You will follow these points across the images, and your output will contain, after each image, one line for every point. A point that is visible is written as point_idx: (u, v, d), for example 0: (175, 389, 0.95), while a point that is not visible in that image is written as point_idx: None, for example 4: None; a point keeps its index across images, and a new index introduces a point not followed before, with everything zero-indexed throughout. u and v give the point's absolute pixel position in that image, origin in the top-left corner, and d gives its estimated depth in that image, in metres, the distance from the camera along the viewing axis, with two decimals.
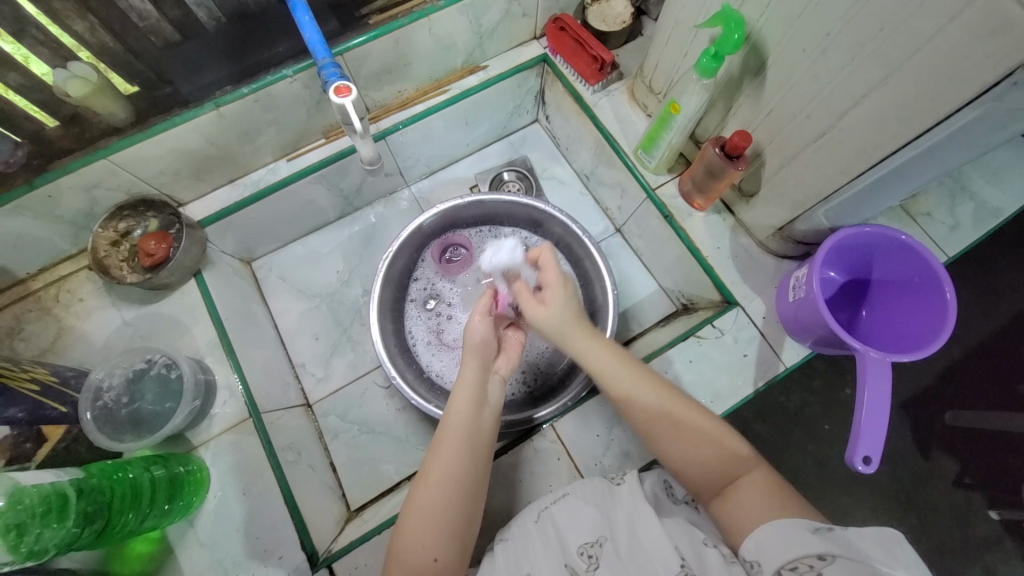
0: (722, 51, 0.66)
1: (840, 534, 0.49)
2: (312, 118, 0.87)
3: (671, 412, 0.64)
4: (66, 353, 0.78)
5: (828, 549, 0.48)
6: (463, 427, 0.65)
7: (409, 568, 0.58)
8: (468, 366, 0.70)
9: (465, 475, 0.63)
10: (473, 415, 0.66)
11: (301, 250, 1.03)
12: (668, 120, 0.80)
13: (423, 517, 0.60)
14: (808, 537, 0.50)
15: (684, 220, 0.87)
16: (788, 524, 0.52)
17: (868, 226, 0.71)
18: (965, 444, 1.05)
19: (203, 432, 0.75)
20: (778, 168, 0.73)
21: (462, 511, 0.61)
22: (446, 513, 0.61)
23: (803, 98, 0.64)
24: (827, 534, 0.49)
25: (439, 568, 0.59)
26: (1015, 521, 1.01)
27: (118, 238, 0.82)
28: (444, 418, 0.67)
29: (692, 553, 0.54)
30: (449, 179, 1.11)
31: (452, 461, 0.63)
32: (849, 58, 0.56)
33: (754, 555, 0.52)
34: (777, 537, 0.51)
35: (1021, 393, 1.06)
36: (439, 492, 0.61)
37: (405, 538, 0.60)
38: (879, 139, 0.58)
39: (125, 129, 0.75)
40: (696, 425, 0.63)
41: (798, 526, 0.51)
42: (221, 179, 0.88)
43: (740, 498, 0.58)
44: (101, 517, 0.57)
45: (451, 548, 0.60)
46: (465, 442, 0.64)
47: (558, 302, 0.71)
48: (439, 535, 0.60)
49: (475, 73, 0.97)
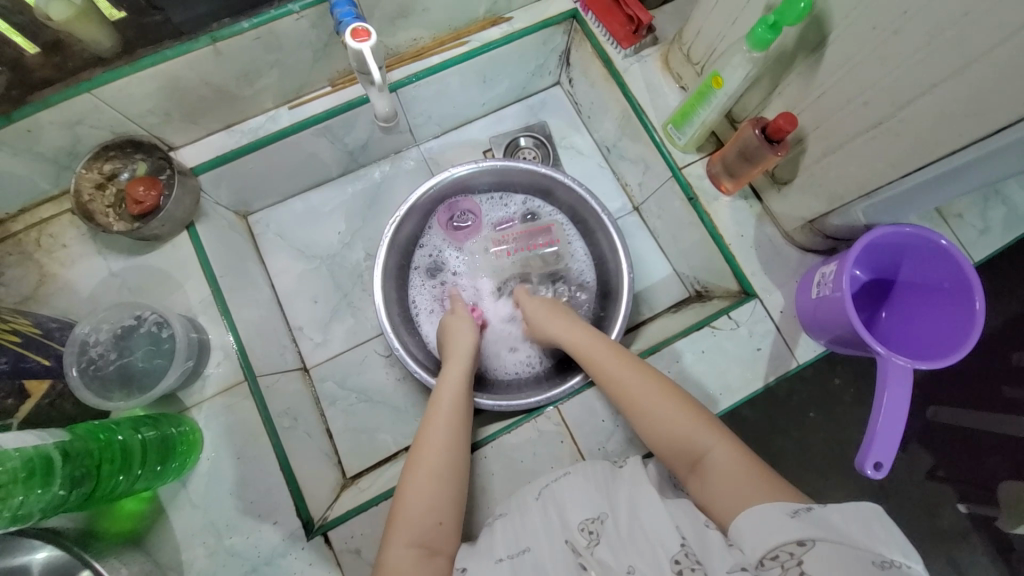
0: (782, 21, 0.60)
1: (819, 515, 0.48)
2: (319, 62, 0.79)
3: (640, 387, 0.67)
4: (50, 302, 0.74)
5: (809, 534, 0.47)
6: (452, 408, 0.69)
7: (415, 536, 0.59)
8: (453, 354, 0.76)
9: (459, 449, 0.66)
10: (461, 395, 0.71)
11: (301, 207, 0.97)
12: (706, 95, 0.74)
13: (417, 502, 0.61)
14: (788, 522, 0.49)
15: (709, 204, 0.82)
16: (764, 507, 0.51)
17: (907, 226, 0.68)
18: (947, 442, 1.06)
19: (196, 393, 0.73)
20: (820, 157, 0.69)
21: (455, 492, 0.63)
22: (448, 482, 0.63)
23: (863, 82, 0.59)
24: (806, 517, 0.48)
25: (444, 533, 0.61)
26: (986, 518, 1.03)
27: (103, 180, 0.75)
28: (434, 400, 0.70)
29: (692, 533, 0.52)
30: (460, 140, 1.04)
31: (447, 434, 0.66)
32: (924, 41, 0.51)
33: (737, 533, 0.51)
34: (755, 518, 0.51)
35: (1003, 396, 1.06)
36: (438, 462, 0.64)
37: (407, 507, 0.61)
38: (941, 135, 0.53)
39: (109, 60, 0.67)
40: (665, 399, 0.65)
41: (777, 509, 0.50)
42: (216, 124, 0.81)
43: (711, 474, 0.58)
44: (89, 481, 0.54)
45: (453, 513, 0.62)
46: (450, 429, 0.67)
47: (538, 313, 0.83)
48: (439, 502, 0.62)
49: (497, 25, 0.89)
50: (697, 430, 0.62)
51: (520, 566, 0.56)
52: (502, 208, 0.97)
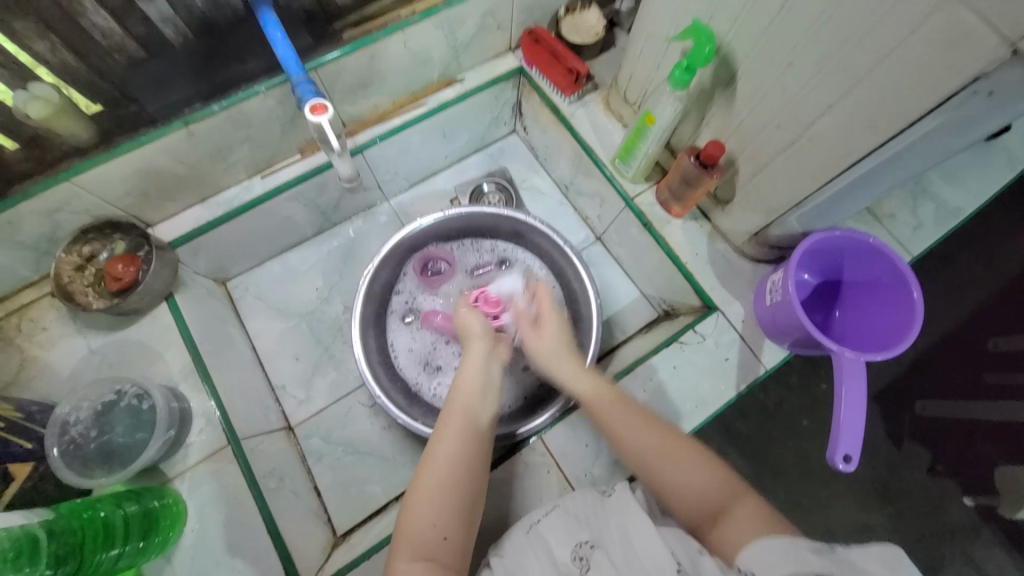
0: (693, 64, 0.68)
1: (840, 554, 0.50)
2: (287, 134, 0.85)
3: (655, 445, 0.66)
4: (30, 385, 0.74)
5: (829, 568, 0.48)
6: (467, 412, 0.67)
7: (419, 548, 0.57)
8: (475, 348, 0.75)
9: (469, 457, 0.63)
10: (477, 397, 0.69)
11: (278, 268, 1.01)
12: (644, 131, 0.82)
13: (432, 494, 0.60)
14: (810, 556, 0.49)
15: (662, 228, 0.88)
16: (782, 540, 0.52)
17: (838, 230, 0.74)
18: (932, 433, 1.09)
19: (179, 463, 0.72)
20: (752, 176, 0.75)
21: (471, 485, 0.62)
22: (454, 494, 0.61)
23: (773, 109, 0.66)
24: (829, 555, 0.50)
25: (449, 549, 0.58)
26: (990, 508, 1.04)
27: (82, 262, 0.78)
28: (447, 402, 0.69)
29: (687, 558, 0.54)
30: (427, 192, 1.10)
31: (458, 437, 0.64)
32: (815, 69, 0.58)
33: (750, 563, 0.52)
34: (773, 550, 0.51)
35: (983, 382, 1.11)
36: (445, 473, 0.61)
37: (413, 518, 0.59)
38: (845, 147, 0.60)
39: (87, 149, 0.72)
40: (684, 455, 0.65)
41: (797, 543, 0.51)
42: (192, 199, 0.85)
43: (734, 524, 0.57)
44: (73, 559, 0.53)
45: (460, 528, 0.60)
46: (472, 418, 0.66)
47: (552, 331, 0.79)
48: (446, 514, 0.59)
49: (451, 86, 0.97)
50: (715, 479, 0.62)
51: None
52: (475, 253, 1.01)
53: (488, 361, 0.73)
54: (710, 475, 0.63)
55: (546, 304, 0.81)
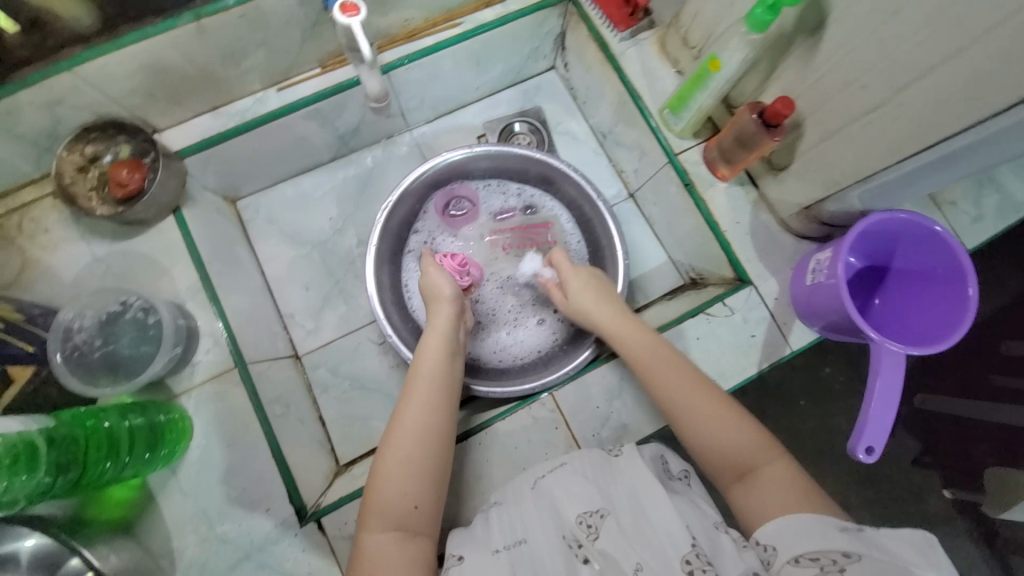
0: (780, 2, 0.59)
1: (869, 536, 0.48)
2: (307, 43, 0.77)
3: (695, 395, 0.64)
4: (32, 288, 0.72)
5: (855, 548, 0.47)
6: (433, 382, 0.65)
7: (389, 519, 0.57)
8: (440, 313, 0.73)
9: (438, 428, 0.62)
10: (443, 363, 0.67)
11: (291, 192, 0.95)
12: (703, 79, 0.73)
13: (400, 463, 0.59)
14: (835, 535, 0.49)
15: (705, 190, 0.82)
16: (809, 517, 0.52)
17: (902, 212, 0.68)
18: (925, 426, 1.03)
19: (185, 380, 0.71)
20: (817, 142, 0.68)
21: (438, 450, 0.61)
22: (422, 461, 0.60)
23: (859, 66, 0.58)
24: (856, 534, 0.48)
25: (420, 517, 0.58)
26: (973, 504, 0.99)
27: (85, 163, 0.73)
28: (414, 365, 0.67)
29: (703, 535, 0.52)
30: (454, 125, 1.02)
31: (428, 404, 0.63)
32: (925, 21, 0.50)
33: (771, 538, 0.52)
34: (798, 526, 0.51)
35: (991, 384, 1.00)
36: (413, 442, 0.60)
37: (382, 488, 0.58)
38: (939, 118, 0.53)
39: (89, 37, 0.65)
40: (723, 413, 0.63)
41: (824, 523, 0.51)
42: (202, 106, 0.79)
43: (763, 486, 0.57)
44: (75, 467, 0.54)
45: (429, 495, 0.59)
46: (440, 383, 0.65)
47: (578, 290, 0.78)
48: (415, 483, 0.59)
49: (491, 6, 0.87)
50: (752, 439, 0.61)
51: (518, 559, 0.56)
52: (500, 196, 0.96)
53: (454, 325, 0.72)
54: (748, 435, 0.61)
55: (562, 265, 0.81)
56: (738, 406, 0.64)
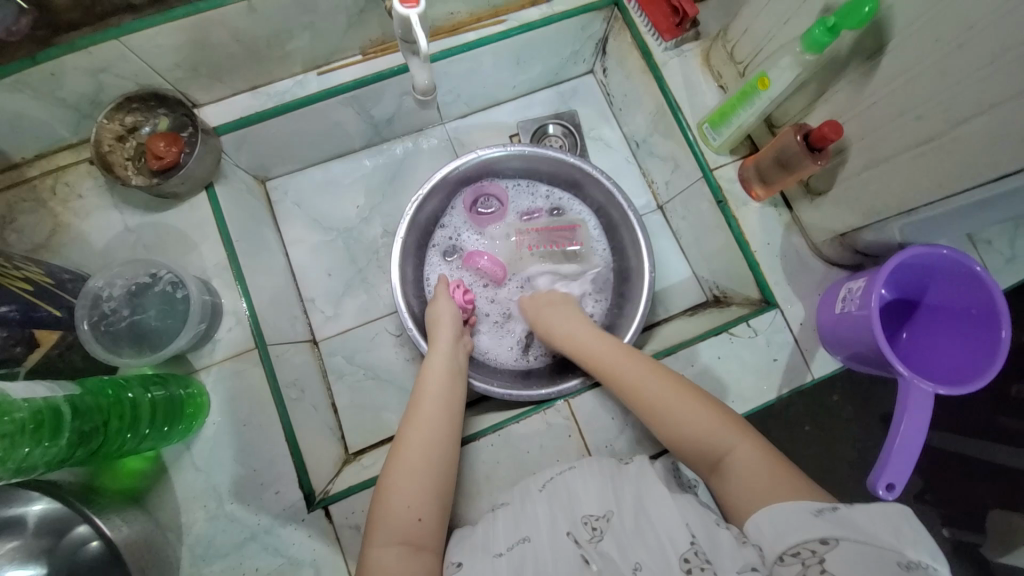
0: (841, 25, 0.58)
1: (842, 514, 0.47)
2: (352, 29, 0.77)
3: (652, 390, 0.65)
4: (63, 252, 0.72)
5: (831, 532, 0.46)
6: (437, 402, 0.67)
7: (396, 532, 0.57)
8: (442, 337, 0.75)
9: (443, 445, 0.63)
10: (447, 383, 0.69)
11: (320, 177, 0.96)
12: (749, 97, 0.72)
13: (405, 476, 0.60)
14: (810, 520, 0.48)
15: (738, 209, 0.80)
16: (786, 505, 0.50)
17: (946, 248, 0.66)
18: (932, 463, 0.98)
19: (205, 356, 0.72)
20: (861, 170, 0.67)
21: (443, 466, 0.62)
22: (427, 475, 0.60)
23: (915, 97, 0.57)
24: (829, 515, 0.48)
25: (424, 529, 0.58)
26: (971, 546, 0.94)
27: (124, 133, 0.73)
28: (418, 384, 0.69)
29: (702, 531, 0.52)
30: (487, 122, 1.01)
31: (433, 420, 0.65)
32: (991, 57, 0.49)
33: (754, 534, 0.51)
34: (776, 517, 0.50)
35: (998, 426, 0.96)
36: (417, 456, 0.61)
37: (389, 501, 0.59)
38: (995, 156, 0.52)
39: (140, 6, 0.65)
40: (677, 403, 0.63)
41: (799, 507, 0.50)
42: (242, 84, 0.79)
43: (734, 474, 0.56)
44: (97, 437, 0.54)
45: (434, 508, 0.59)
46: (442, 402, 0.67)
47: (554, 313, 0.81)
48: (419, 497, 0.59)
49: (537, 6, 0.86)
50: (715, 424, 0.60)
51: (521, 560, 0.55)
52: (527, 197, 0.95)
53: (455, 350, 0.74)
54: (705, 417, 0.60)
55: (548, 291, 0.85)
56: (695, 391, 0.64)
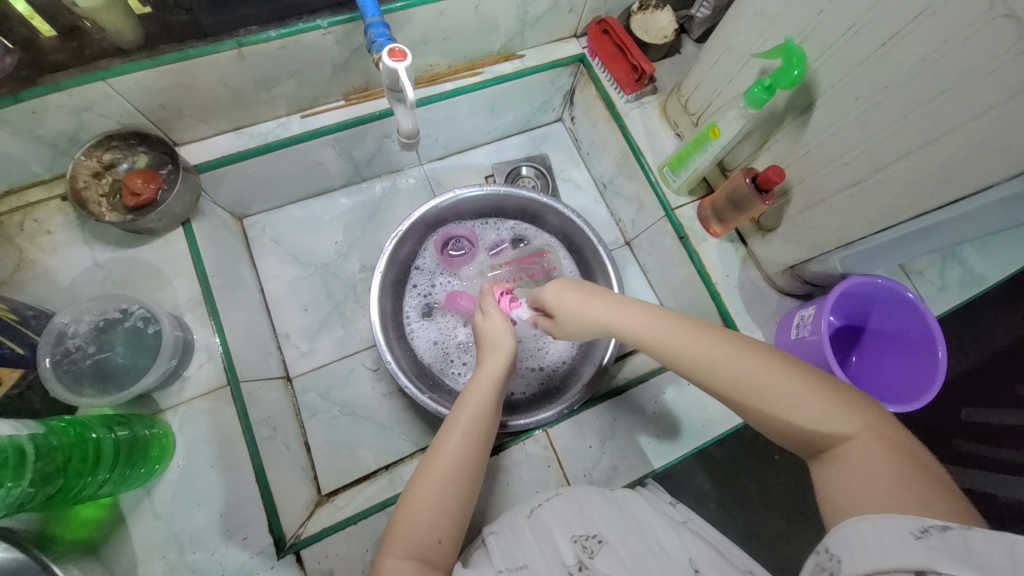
0: (776, 85, 0.66)
1: (956, 541, 0.35)
2: (336, 77, 0.81)
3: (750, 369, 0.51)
4: (26, 289, 0.70)
5: (935, 564, 0.34)
6: (477, 416, 0.63)
7: (411, 546, 0.55)
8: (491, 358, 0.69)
9: (474, 459, 0.61)
10: (490, 404, 0.65)
11: (299, 215, 0.97)
12: (703, 143, 0.80)
13: (432, 495, 0.58)
14: (906, 542, 0.37)
15: (698, 244, 0.87)
16: (878, 517, 0.39)
17: (880, 277, 0.75)
18: None
19: (173, 395, 0.69)
20: (804, 209, 0.74)
21: (468, 489, 0.59)
22: (453, 494, 0.58)
23: (842, 145, 0.65)
24: (935, 541, 0.36)
25: (442, 552, 0.56)
26: None
27: (101, 169, 0.73)
28: (460, 402, 0.65)
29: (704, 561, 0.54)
30: (464, 164, 1.07)
31: (467, 439, 0.61)
32: (901, 114, 0.57)
33: (838, 545, 0.41)
34: (868, 533, 0.39)
35: (955, 449, 0.95)
36: (450, 473, 0.59)
37: (408, 515, 0.57)
38: (913, 197, 0.59)
39: (130, 51, 0.67)
40: (783, 386, 0.49)
41: (904, 526, 0.38)
42: (225, 125, 0.81)
43: (847, 466, 0.44)
44: (58, 479, 0.52)
45: (453, 531, 0.57)
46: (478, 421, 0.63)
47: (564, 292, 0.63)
48: (441, 517, 0.57)
49: (510, 61, 0.93)
50: (832, 409, 0.47)
51: None
52: (494, 231, 1.00)
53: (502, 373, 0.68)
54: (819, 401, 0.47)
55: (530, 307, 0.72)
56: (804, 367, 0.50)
